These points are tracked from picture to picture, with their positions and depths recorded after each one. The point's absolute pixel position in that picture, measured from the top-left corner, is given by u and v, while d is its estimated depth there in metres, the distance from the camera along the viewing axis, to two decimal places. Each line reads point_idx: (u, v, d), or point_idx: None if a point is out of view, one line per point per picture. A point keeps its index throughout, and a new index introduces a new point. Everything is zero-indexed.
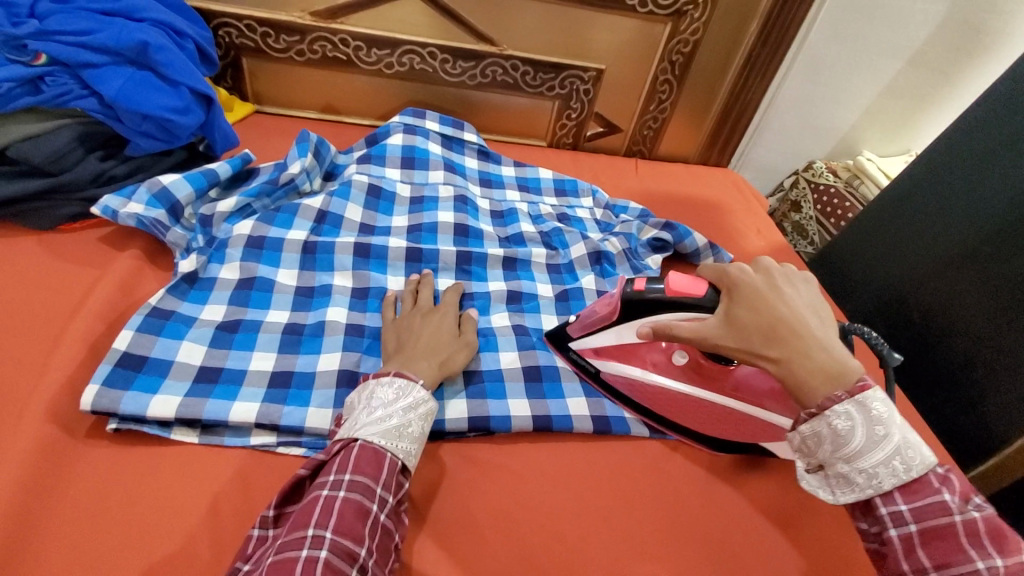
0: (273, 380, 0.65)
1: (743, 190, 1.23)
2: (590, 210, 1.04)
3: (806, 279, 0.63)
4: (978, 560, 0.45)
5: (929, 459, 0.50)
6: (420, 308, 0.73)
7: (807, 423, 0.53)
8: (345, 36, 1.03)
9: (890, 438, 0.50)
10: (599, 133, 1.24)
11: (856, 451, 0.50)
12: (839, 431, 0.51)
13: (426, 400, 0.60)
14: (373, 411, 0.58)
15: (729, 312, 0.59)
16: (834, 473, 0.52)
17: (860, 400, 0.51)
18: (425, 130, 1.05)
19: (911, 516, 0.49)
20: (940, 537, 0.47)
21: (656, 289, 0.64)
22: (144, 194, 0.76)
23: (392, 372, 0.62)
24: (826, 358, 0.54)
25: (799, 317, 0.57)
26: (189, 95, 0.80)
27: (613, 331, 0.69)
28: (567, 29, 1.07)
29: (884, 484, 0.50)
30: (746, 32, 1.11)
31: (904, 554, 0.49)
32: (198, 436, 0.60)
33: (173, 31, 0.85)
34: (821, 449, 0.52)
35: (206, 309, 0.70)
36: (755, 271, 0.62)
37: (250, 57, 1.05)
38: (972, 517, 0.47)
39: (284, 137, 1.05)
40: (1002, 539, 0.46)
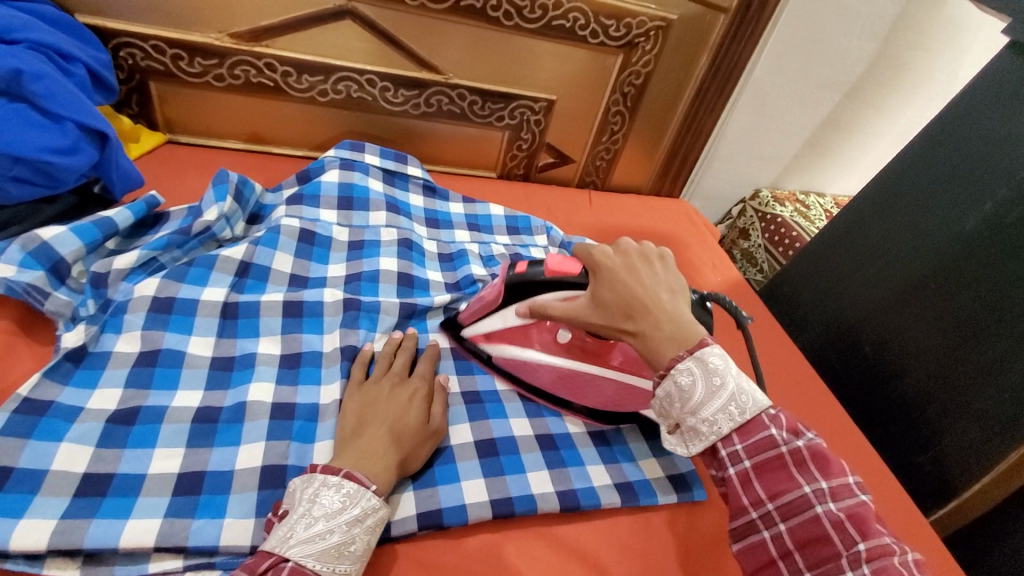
0: (180, 486, 0.54)
1: (696, 222, 1.22)
2: (545, 249, 0.98)
3: (663, 253, 0.60)
4: (804, 484, 0.48)
5: (761, 401, 0.51)
6: (390, 379, 0.65)
7: (660, 385, 0.52)
8: (271, 60, 0.93)
9: (725, 386, 0.50)
10: (551, 164, 1.19)
11: (698, 403, 0.50)
12: (682, 387, 0.50)
13: (376, 509, 0.52)
14: (312, 523, 0.48)
15: (594, 292, 0.57)
16: (685, 427, 0.51)
17: (699, 356, 0.51)
18: (364, 165, 0.96)
19: (745, 452, 0.49)
20: (772, 470, 0.48)
21: (536, 270, 0.65)
22: (17, 253, 0.62)
23: (342, 471, 0.52)
24: (672, 327, 0.53)
25: (652, 294, 0.55)
26: (76, 131, 0.68)
27: (498, 315, 0.71)
28: (517, 58, 1.01)
29: (724, 429, 0.50)
30: (695, 65, 1.10)
31: (744, 489, 0.49)
32: (80, 569, 0.48)
33: (57, 55, 0.73)
34: (671, 408, 0.51)
35: (94, 396, 0.58)
36: (614, 251, 0.59)
37: (160, 82, 0.93)
38: (797, 447, 0.48)
39: (202, 173, 0.93)
40: (824, 463, 0.48)
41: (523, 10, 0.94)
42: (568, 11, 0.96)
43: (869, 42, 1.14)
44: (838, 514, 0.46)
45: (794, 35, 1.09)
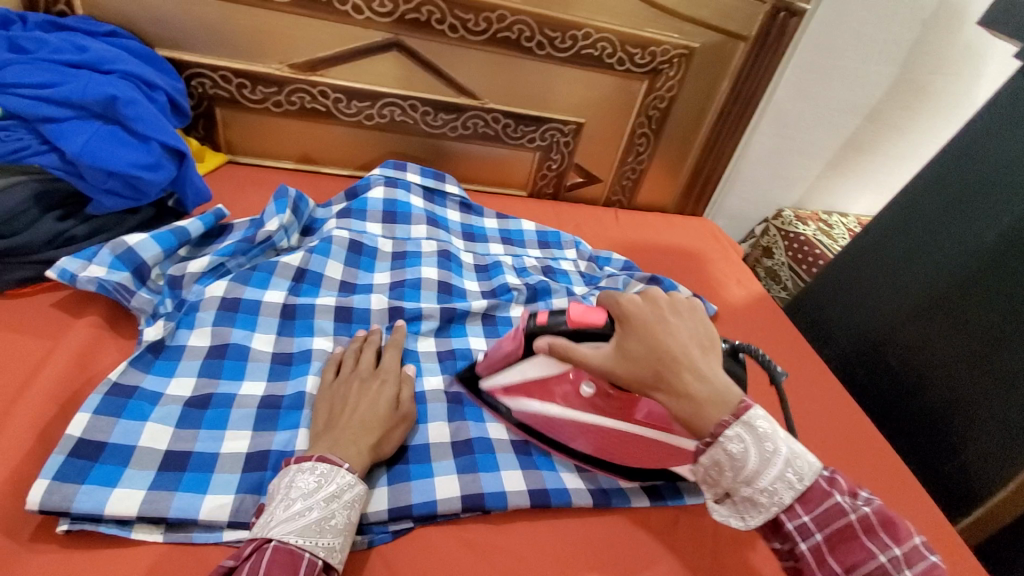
0: (248, 463, 0.60)
1: (720, 239, 1.26)
2: (574, 262, 1.04)
3: (693, 305, 0.59)
4: (879, 554, 0.48)
5: (816, 465, 0.51)
6: (361, 375, 0.67)
7: (707, 453, 0.51)
8: (324, 88, 1.01)
9: (780, 452, 0.50)
10: (579, 183, 1.25)
11: (752, 472, 0.49)
12: (734, 455, 0.49)
13: (351, 486, 0.55)
14: (290, 504, 0.52)
15: (622, 344, 0.56)
16: (740, 498, 0.51)
17: (747, 420, 0.50)
18: (406, 183, 1.03)
19: (814, 525, 0.49)
20: (844, 541, 0.49)
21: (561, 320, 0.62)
22: (107, 256, 0.71)
23: (314, 456, 0.56)
24: (709, 388, 0.52)
25: (685, 346, 0.54)
26: (160, 150, 0.76)
27: (518, 367, 0.68)
28: (548, 84, 1.08)
29: (785, 499, 0.50)
30: (718, 89, 1.16)
31: (817, 566, 0.49)
32: (163, 534, 0.54)
33: (143, 83, 0.82)
34: (723, 478, 0.51)
35: (173, 382, 0.66)
36: (641, 302, 0.57)
37: (225, 108, 1.02)
38: (865, 513, 0.49)
39: (260, 190, 1.02)
40: (893, 527, 0.49)
41: (554, 40, 1.02)
42: (596, 40, 1.03)
43: (887, 66, 1.19)
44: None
45: (812, 60, 1.15)
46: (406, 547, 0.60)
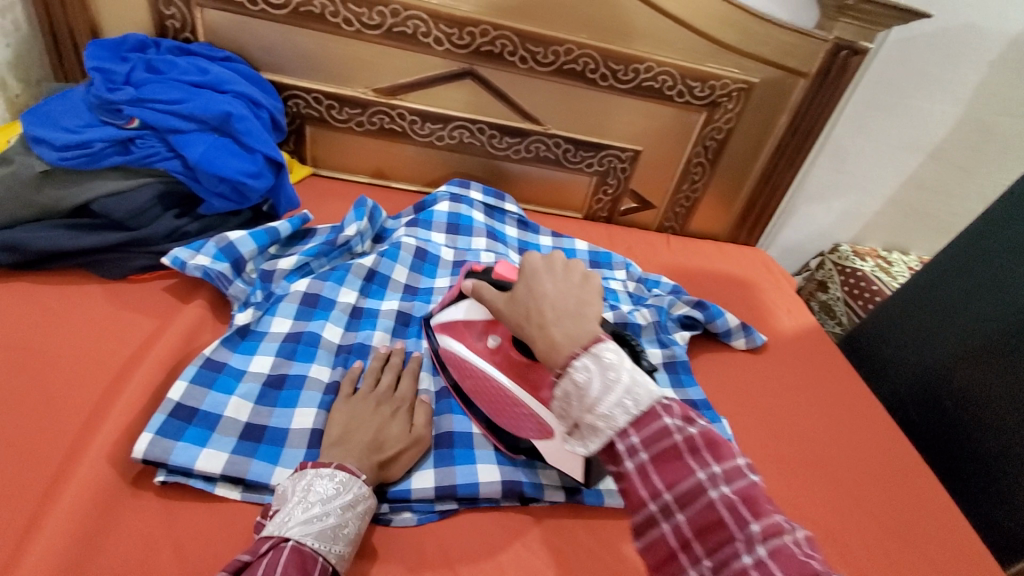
0: (312, 441, 0.68)
1: (772, 270, 1.26)
2: (624, 282, 1.07)
3: (590, 274, 0.60)
4: (698, 471, 0.46)
5: (654, 391, 0.49)
6: (377, 395, 0.71)
7: (560, 383, 0.51)
8: (402, 111, 1.11)
9: (621, 380, 0.48)
10: (633, 208, 1.29)
11: (595, 399, 0.48)
12: (579, 384, 0.49)
13: (366, 497, 0.59)
14: (309, 507, 0.55)
15: (515, 290, 0.62)
16: (584, 425, 0.49)
17: (594, 351, 0.51)
18: (470, 199, 1.11)
19: (642, 445, 0.47)
20: (666, 459, 0.46)
21: (485, 274, 0.71)
22: (212, 248, 0.81)
23: (333, 464, 0.60)
24: (571, 326, 0.54)
25: (562, 291, 0.58)
26: (262, 161, 0.86)
27: (455, 305, 0.75)
28: (608, 114, 1.14)
29: (618, 422, 0.48)
30: (775, 124, 1.18)
31: (642, 485, 0.47)
32: (241, 493, 0.62)
33: (251, 102, 0.93)
34: (573, 407, 0.50)
35: (254, 361, 0.74)
36: (541, 259, 0.62)
37: (313, 125, 1.13)
38: (689, 433, 0.47)
39: (339, 201, 1.12)
40: (716, 447, 0.47)
41: (617, 73, 1.08)
42: (657, 73, 1.09)
43: (953, 106, 1.20)
44: (732, 497, 0.45)
45: (872, 97, 1.18)
46: (452, 528, 0.65)
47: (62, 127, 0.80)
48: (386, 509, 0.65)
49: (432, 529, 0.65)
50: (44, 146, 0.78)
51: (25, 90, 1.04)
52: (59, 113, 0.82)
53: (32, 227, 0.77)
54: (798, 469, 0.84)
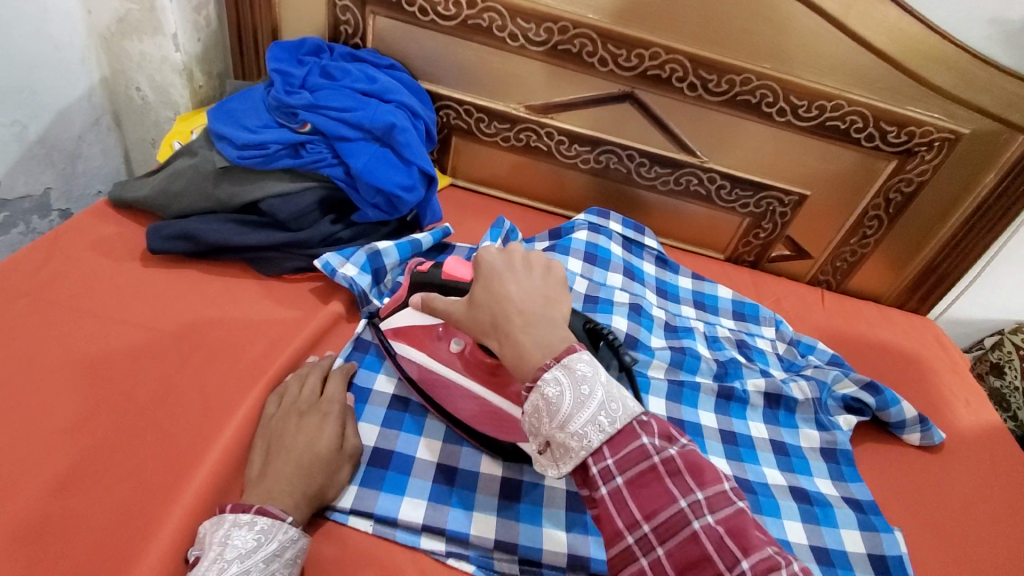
0: (438, 476, 0.67)
1: (949, 348, 1.08)
2: (773, 343, 0.95)
3: (551, 264, 0.56)
4: (680, 499, 0.44)
5: (633, 409, 0.47)
6: (299, 408, 0.65)
7: (528, 399, 0.49)
8: (552, 130, 1.07)
9: (594, 396, 0.47)
10: (785, 256, 1.16)
11: (566, 416, 0.47)
12: (549, 399, 0.47)
13: (294, 541, 0.54)
14: (225, 565, 0.50)
15: (473, 294, 0.56)
16: (557, 444, 0.48)
17: (565, 364, 0.48)
18: (609, 230, 1.04)
19: (616, 467, 0.45)
20: (642, 484, 0.45)
21: (436, 271, 0.67)
22: (360, 256, 0.82)
23: (253, 508, 0.55)
24: (538, 332, 0.51)
25: (524, 298, 0.53)
26: (417, 174, 0.85)
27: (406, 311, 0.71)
28: (778, 152, 1.02)
29: (593, 443, 0.46)
30: (980, 182, 1.01)
31: (618, 513, 0.45)
32: (372, 525, 0.62)
33: (411, 113, 0.92)
34: (542, 424, 0.48)
35: (378, 381, 0.75)
36: (497, 254, 0.56)
37: (460, 136, 1.12)
38: (669, 455, 0.45)
39: (475, 215, 1.11)
40: (698, 471, 0.45)
41: (799, 108, 0.97)
42: (846, 113, 0.96)
43: None
44: (716, 529, 0.42)
45: None
46: None
47: (243, 126, 0.83)
48: (517, 570, 0.62)
49: None
50: (226, 143, 0.82)
51: (208, 82, 1.10)
52: (240, 111, 0.85)
53: (206, 218, 0.81)
54: None
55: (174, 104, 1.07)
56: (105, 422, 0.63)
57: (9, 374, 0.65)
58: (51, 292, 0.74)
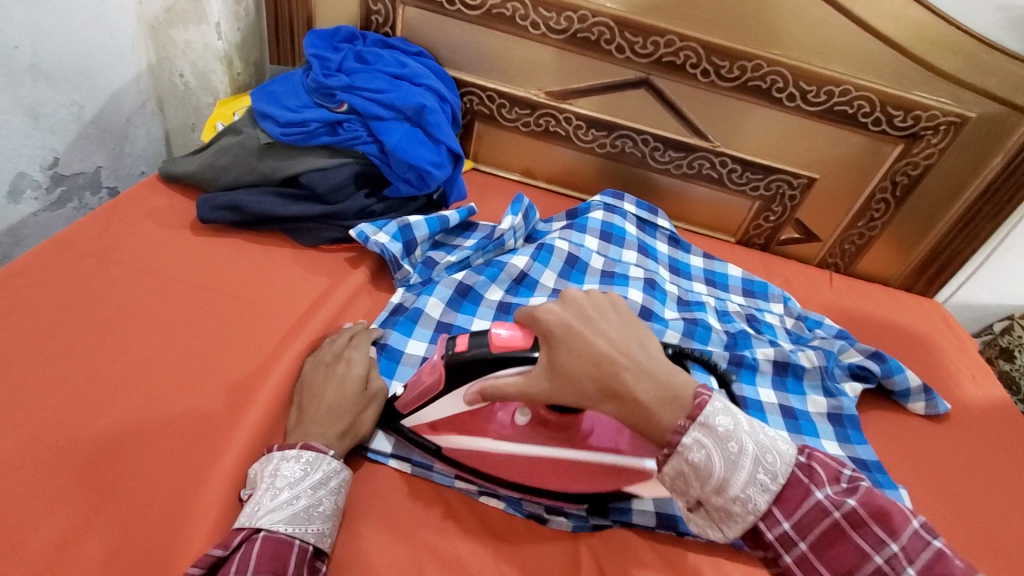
0: None
1: (955, 328, 1.12)
2: (781, 317, 1.00)
3: (613, 301, 0.60)
4: (873, 553, 0.48)
5: (788, 460, 0.52)
6: (326, 360, 0.70)
7: (668, 464, 0.51)
8: (570, 115, 1.12)
9: (744, 453, 0.50)
10: (794, 239, 1.20)
11: (720, 479, 0.50)
12: (698, 466, 0.50)
13: (337, 472, 0.59)
14: (277, 493, 0.55)
15: (553, 359, 0.55)
16: (712, 508, 0.51)
17: (704, 424, 0.51)
18: (623, 211, 1.09)
19: (796, 531, 0.50)
20: (829, 541, 0.49)
21: (484, 348, 0.58)
22: (392, 227, 0.87)
23: (298, 445, 0.60)
24: (653, 383, 0.53)
25: (622, 351, 0.54)
26: (445, 153, 0.91)
27: (444, 401, 0.63)
28: (788, 136, 1.07)
29: (758, 505, 0.50)
30: (986, 165, 1.04)
31: (806, 572, 0.50)
32: (410, 466, 0.67)
33: (438, 96, 0.98)
34: (691, 488, 0.51)
35: (410, 343, 0.79)
36: (562, 307, 0.58)
37: (482, 122, 1.18)
38: (849, 509, 0.49)
39: (496, 197, 1.16)
40: (885, 519, 0.48)
41: (808, 94, 1.01)
42: (854, 97, 1.00)
43: None
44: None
45: None
46: (603, 543, 0.64)
47: (284, 106, 0.90)
48: (543, 510, 0.66)
49: (584, 538, 0.65)
50: (269, 122, 0.88)
51: (245, 70, 1.17)
52: (281, 93, 0.91)
53: (250, 191, 0.87)
54: (983, 560, 0.73)
55: (215, 90, 1.14)
56: (163, 367, 0.69)
57: (78, 322, 0.71)
58: (112, 255, 0.80)
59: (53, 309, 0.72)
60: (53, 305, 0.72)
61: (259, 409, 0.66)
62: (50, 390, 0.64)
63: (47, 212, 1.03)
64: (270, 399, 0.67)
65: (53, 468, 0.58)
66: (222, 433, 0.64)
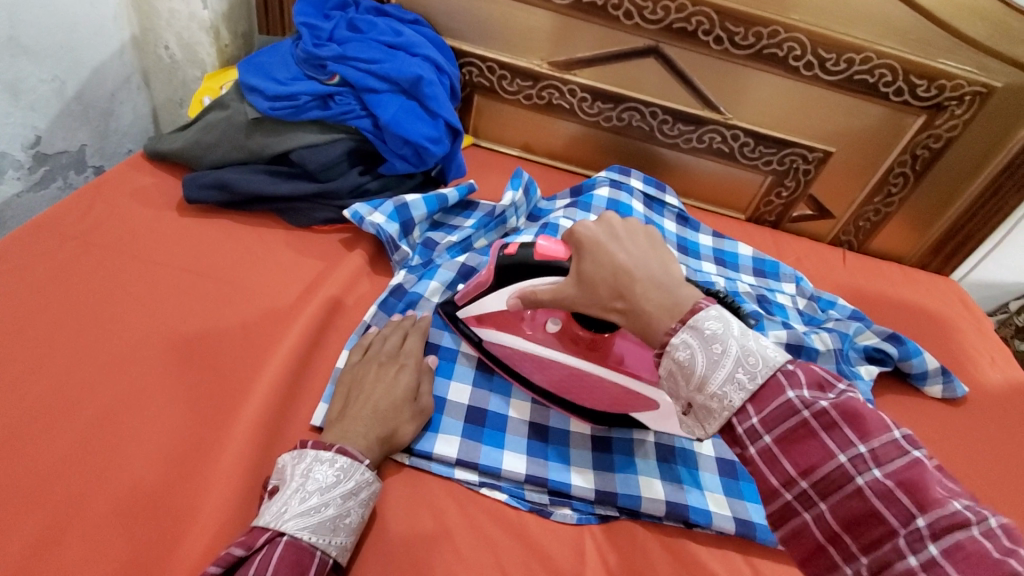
0: (468, 416, 0.69)
1: (973, 308, 1.08)
2: (793, 298, 0.96)
3: (649, 228, 0.56)
4: (838, 452, 0.43)
5: (774, 359, 0.45)
6: (380, 358, 0.67)
7: (661, 363, 0.48)
8: (575, 87, 1.07)
9: (728, 352, 0.45)
10: (806, 215, 1.15)
11: (702, 375, 0.45)
12: (681, 362, 0.46)
13: (369, 484, 0.56)
14: (307, 497, 0.52)
15: (580, 270, 0.55)
16: (698, 407, 0.46)
17: (693, 325, 0.47)
18: (630, 187, 1.05)
19: (762, 426, 0.44)
20: (797, 442, 0.43)
21: (527, 252, 0.62)
22: (388, 207, 0.83)
23: (336, 446, 0.56)
24: (663, 295, 0.49)
25: (646, 265, 0.51)
26: (443, 127, 0.86)
27: (494, 295, 0.67)
28: (804, 107, 1.01)
29: (735, 401, 0.45)
30: (1014, 136, 0.99)
31: (768, 466, 0.45)
32: (408, 457, 0.64)
33: (436, 67, 0.93)
34: (680, 389, 0.47)
35: None
36: (596, 226, 0.55)
37: (481, 95, 1.13)
38: (823, 409, 0.43)
39: (496, 173, 1.11)
40: (856, 421, 0.43)
41: (827, 62, 0.95)
42: (876, 66, 0.94)
43: None
44: (886, 483, 0.41)
45: None
46: (611, 535, 0.62)
47: (273, 79, 0.85)
48: (547, 501, 0.64)
49: (590, 530, 0.62)
50: (257, 95, 0.83)
51: (233, 41, 1.12)
52: (269, 64, 0.86)
53: (239, 169, 0.83)
54: None
55: (201, 62, 1.08)
56: (150, 355, 0.66)
57: (61, 309, 0.68)
58: (95, 237, 0.77)
59: (36, 295, 0.69)
60: (35, 291, 0.69)
61: (252, 399, 0.63)
62: (32, 380, 0.61)
63: (31, 192, 0.99)
64: (262, 387, 0.64)
65: (38, 461, 0.56)
66: (213, 423, 0.62)
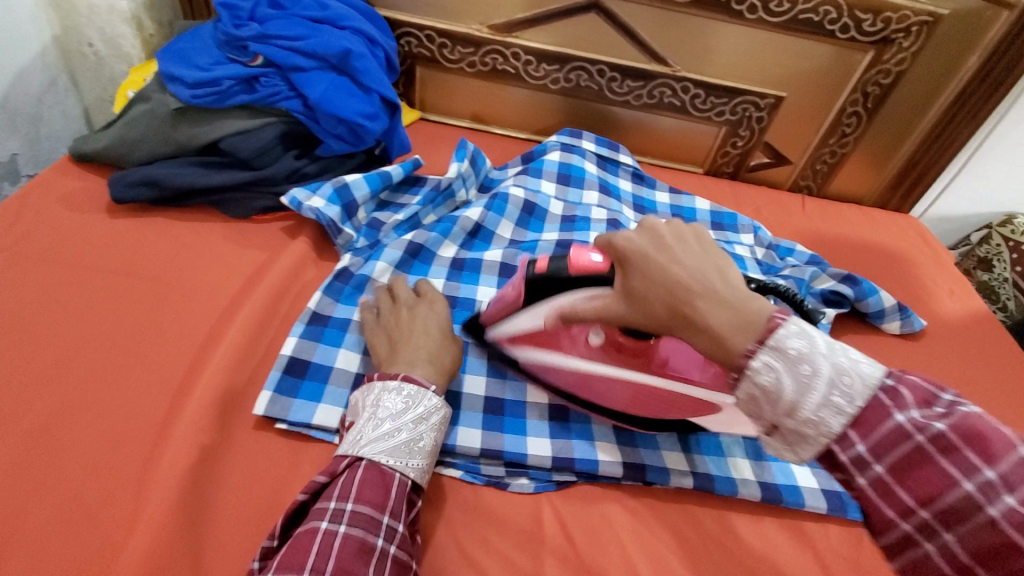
0: None
1: (932, 243, 1.08)
2: (751, 248, 0.95)
3: (697, 229, 0.50)
4: (964, 480, 0.40)
5: (870, 377, 0.42)
6: (406, 302, 0.70)
7: (739, 387, 0.43)
8: (518, 50, 1.03)
9: (820, 373, 0.41)
10: (764, 164, 1.14)
11: (793, 401, 0.41)
12: (766, 387, 0.42)
13: (437, 409, 0.59)
14: (379, 425, 0.56)
15: (628, 286, 0.49)
16: (788, 432, 0.43)
17: (774, 345, 0.42)
18: (582, 149, 1.03)
19: (871, 455, 0.42)
20: (910, 467, 0.42)
21: (562, 262, 0.57)
22: (327, 189, 0.80)
23: (399, 376, 0.59)
24: (731, 312, 0.44)
25: (702, 277, 0.46)
26: (378, 102, 0.83)
27: (527, 313, 0.62)
28: (752, 52, 0.99)
29: (833, 426, 0.42)
30: (962, 65, 0.98)
31: (881, 496, 0.44)
32: None
33: (367, 39, 0.89)
34: (763, 411, 0.43)
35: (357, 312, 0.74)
36: (637, 235, 0.50)
37: (424, 66, 1.09)
38: (938, 432, 0.41)
39: (446, 147, 1.08)
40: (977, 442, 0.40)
41: (770, 3, 0.93)
42: (819, 3, 0.92)
43: None
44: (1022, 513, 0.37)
45: None
46: (571, 499, 0.62)
47: (194, 65, 0.81)
48: (503, 473, 0.64)
49: (549, 497, 0.62)
50: (178, 84, 0.80)
51: (158, 31, 1.07)
52: (190, 50, 0.82)
53: (168, 163, 0.80)
54: None
55: (126, 56, 1.03)
56: (86, 363, 0.64)
57: None
58: (22, 247, 0.74)
59: None
60: None
61: (195, 398, 0.61)
62: None
63: None
64: (206, 385, 0.63)
65: None
66: (156, 426, 0.60)
